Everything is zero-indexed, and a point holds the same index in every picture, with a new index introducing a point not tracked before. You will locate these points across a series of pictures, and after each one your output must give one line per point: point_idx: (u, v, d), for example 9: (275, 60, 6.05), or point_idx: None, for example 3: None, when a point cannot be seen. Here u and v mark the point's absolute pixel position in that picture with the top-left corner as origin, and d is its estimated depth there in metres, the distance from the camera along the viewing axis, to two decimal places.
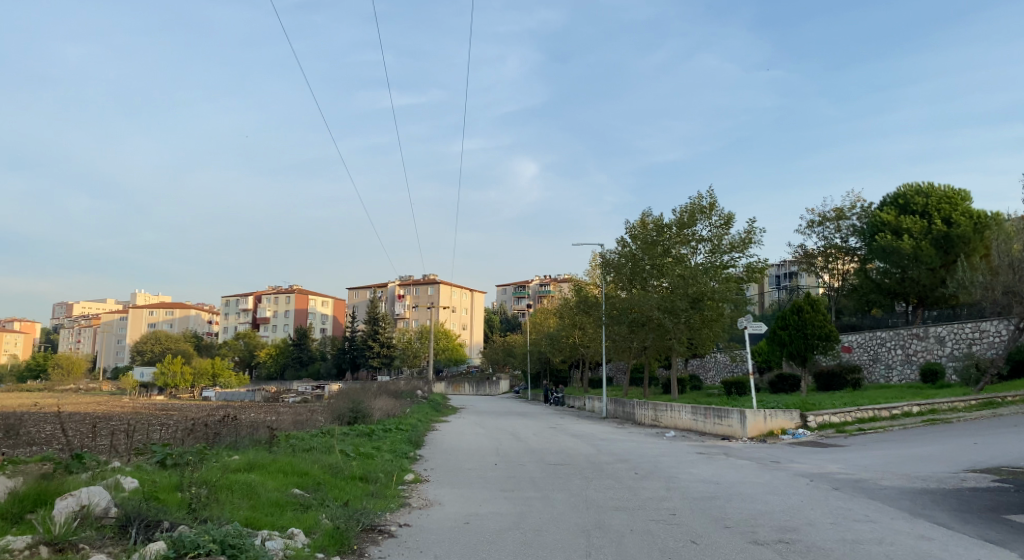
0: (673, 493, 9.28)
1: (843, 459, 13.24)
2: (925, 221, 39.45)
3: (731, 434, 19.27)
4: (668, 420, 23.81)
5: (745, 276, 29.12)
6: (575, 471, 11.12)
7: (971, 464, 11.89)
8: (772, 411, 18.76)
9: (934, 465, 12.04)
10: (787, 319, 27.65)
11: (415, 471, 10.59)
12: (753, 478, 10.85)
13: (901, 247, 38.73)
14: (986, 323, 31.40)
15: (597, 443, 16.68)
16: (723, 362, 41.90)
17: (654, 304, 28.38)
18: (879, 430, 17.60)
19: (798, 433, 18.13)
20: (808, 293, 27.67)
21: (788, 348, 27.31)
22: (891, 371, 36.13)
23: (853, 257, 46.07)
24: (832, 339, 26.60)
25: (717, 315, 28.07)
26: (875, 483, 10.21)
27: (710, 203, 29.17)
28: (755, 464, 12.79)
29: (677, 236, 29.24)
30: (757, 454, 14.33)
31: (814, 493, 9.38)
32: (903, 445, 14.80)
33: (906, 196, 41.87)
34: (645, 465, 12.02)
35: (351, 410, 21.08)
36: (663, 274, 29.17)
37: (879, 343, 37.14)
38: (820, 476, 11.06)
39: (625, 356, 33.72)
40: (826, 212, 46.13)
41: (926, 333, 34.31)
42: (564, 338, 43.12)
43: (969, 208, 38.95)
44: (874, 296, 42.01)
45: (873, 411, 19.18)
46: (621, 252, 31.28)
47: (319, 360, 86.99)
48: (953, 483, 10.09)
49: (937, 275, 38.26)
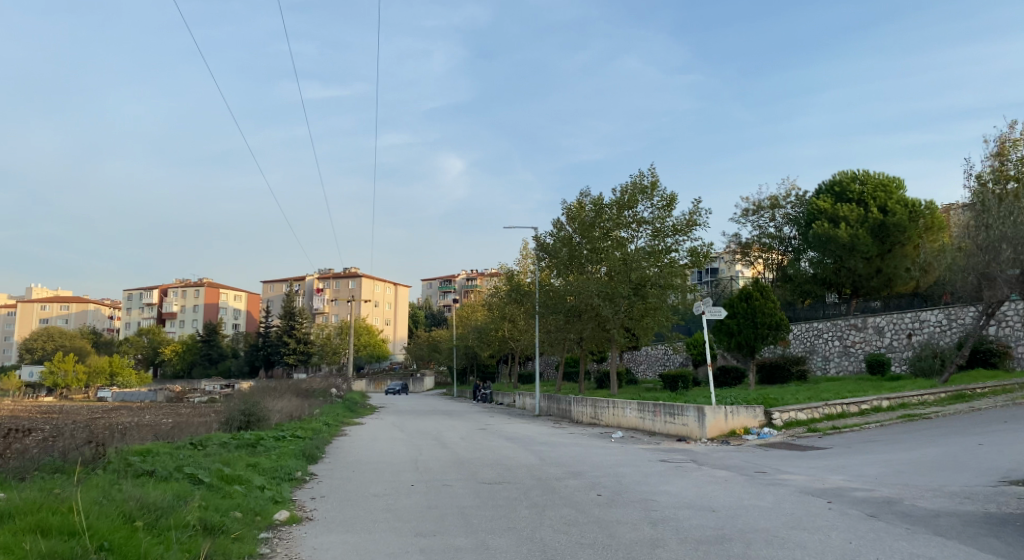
0: (665, 533, 6.46)
1: (839, 468, 10.81)
2: (861, 209, 38.59)
3: (687, 435, 16.81)
4: (610, 418, 21.24)
5: (690, 261, 26.79)
6: (519, 497, 8.18)
7: (1005, 475, 9.56)
8: (734, 408, 16.38)
9: (959, 476, 9.68)
10: (733, 307, 25.58)
11: (294, 505, 7.41)
12: (752, 502, 8.15)
13: (839, 236, 37.63)
14: (926, 312, 30.20)
15: (537, 449, 13.85)
16: (658, 355, 40.30)
17: (592, 291, 25.82)
18: (855, 429, 15.48)
19: (764, 433, 15.80)
20: (755, 279, 25.74)
21: (734, 338, 25.25)
22: (829, 363, 34.88)
23: (786, 246, 44.96)
24: (781, 328, 24.78)
25: (661, 305, 25.83)
26: (918, 507, 7.65)
27: (652, 182, 26.72)
28: (739, 477, 10.21)
29: (617, 218, 26.63)
30: (733, 462, 11.80)
31: (853, 526, 6.76)
32: (896, 448, 12.62)
33: (842, 184, 41.03)
34: (605, 483, 9.17)
35: (243, 413, 17.57)
36: (602, 260, 26.63)
37: (816, 334, 35.92)
38: (835, 495, 8.47)
39: (558, 349, 31.07)
40: (761, 201, 45.22)
41: (864, 324, 33.09)
42: (493, 331, 40.28)
43: (903, 196, 38.41)
44: (808, 287, 40.81)
45: (841, 407, 17.17)
46: (555, 236, 28.46)
47: (230, 358, 81.23)
48: (1017, 507, 7.64)
49: (872, 265, 37.44)
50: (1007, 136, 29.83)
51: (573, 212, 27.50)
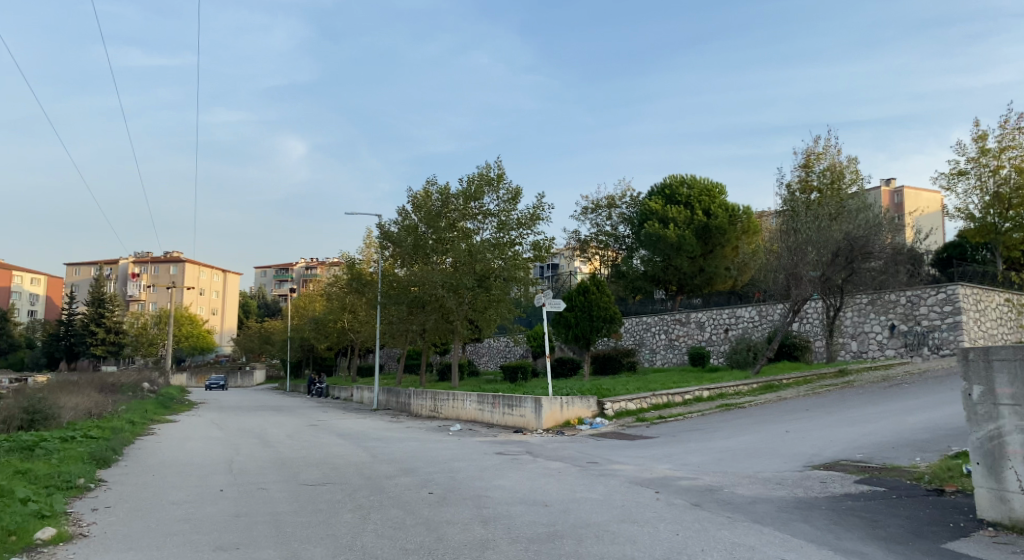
0: (496, 532, 6.12)
1: (665, 457, 11.12)
2: (688, 211, 41.10)
3: (523, 426, 16.81)
4: (448, 410, 20.91)
5: (533, 255, 26.95)
6: (343, 498, 7.54)
7: (810, 460, 10.25)
8: (569, 399, 16.59)
9: (771, 462, 10.26)
10: (570, 300, 26.21)
11: (66, 520, 6.28)
12: (584, 494, 8.06)
13: (668, 236, 39.85)
14: (741, 309, 32.64)
15: (369, 445, 13.17)
16: (498, 347, 40.71)
17: (435, 282, 25.34)
18: (679, 418, 16.22)
19: (597, 423, 16.13)
20: (592, 273, 26.49)
21: (571, 330, 25.80)
22: (656, 356, 36.86)
23: (621, 244, 46.93)
24: (615, 321, 25.65)
25: (503, 297, 25.83)
26: (738, 495, 7.90)
27: (498, 174, 26.59)
28: (572, 469, 10.18)
29: (462, 209, 26.28)
30: (566, 454, 11.83)
31: (680, 517, 6.80)
32: (716, 436, 13.28)
33: (672, 187, 43.34)
34: (437, 481, 8.72)
35: (27, 412, 15.33)
36: (447, 251, 26.17)
37: (645, 328, 37.83)
38: (662, 485, 8.60)
39: (399, 341, 30.31)
40: (599, 200, 46.91)
41: (688, 319, 35.21)
42: (330, 322, 38.67)
43: (724, 202, 41.41)
44: (640, 283, 42.86)
45: (667, 397, 17.98)
46: (400, 224, 27.61)
47: (24, 348, 72.25)
48: (821, 490, 8.13)
49: (696, 264, 40.09)
50: (812, 152, 32.98)
51: (417, 200, 26.82)
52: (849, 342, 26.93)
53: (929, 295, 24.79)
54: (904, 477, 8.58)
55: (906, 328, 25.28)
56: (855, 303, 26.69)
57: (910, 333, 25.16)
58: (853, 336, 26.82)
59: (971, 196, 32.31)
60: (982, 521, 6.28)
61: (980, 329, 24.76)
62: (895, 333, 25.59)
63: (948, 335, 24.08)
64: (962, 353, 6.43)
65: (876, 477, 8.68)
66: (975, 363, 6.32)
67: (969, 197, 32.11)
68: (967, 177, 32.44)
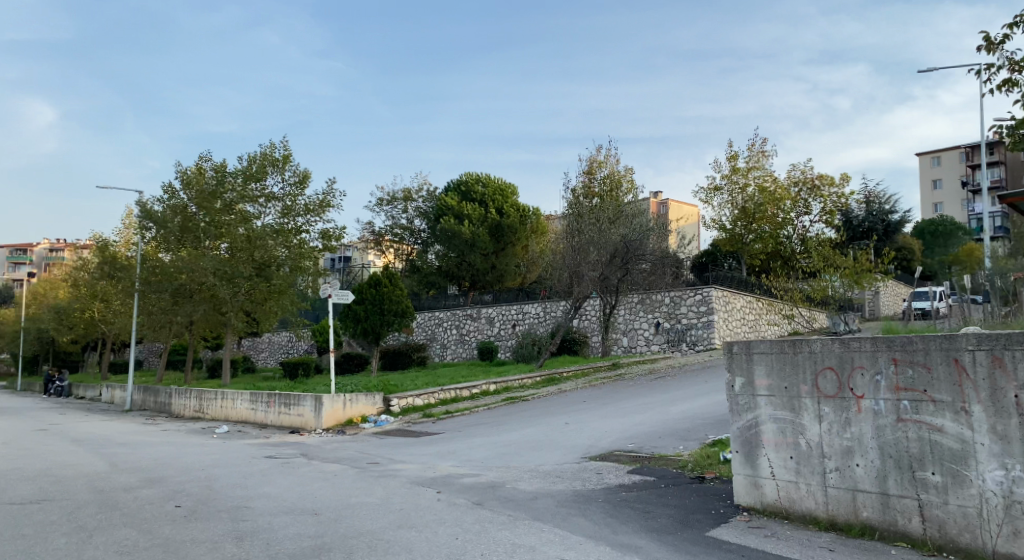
0: (251, 550, 5.37)
1: (448, 453, 10.84)
2: (483, 209, 41.70)
3: (301, 425, 15.72)
4: (217, 410, 19.09)
5: (320, 244, 25.64)
6: (63, 519, 6.28)
7: (587, 451, 10.52)
8: (352, 396, 15.80)
9: (551, 455, 10.37)
10: (361, 293, 25.16)
11: None
12: (359, 498, 7.47)
13: (462, 232, 40.18)
14: (529, 305, 33.66)
15: (113, 452, 11.46)
16: (280, 342, 38.51)
17: (206, 269, 22.99)
18: (465, 412, 16.12)
19: (381, 420, 15.55)
20: (384, 266, 25.70)
21: (360, 324, 24.80)
22: (446, 351, 36.97)
23: (416, 238, 46.45)
24: (406, 316, 25.12)
25: (285, 289, 24.31)
26: (519, 491, 7.77)
27: (283, 155, 25.06)
28: (350, 471, 9.52)
29: (242, 191, 24.25)
30: (345, 454, 11.12)
31: (460, 518, 6.47)
32: (500, 431, 13.31)
33: (466, 184, 43.44)
34: (189, 492, 7.63)
35: None
36: (223, 235, 23.99)
37: (436, 323, 37.79)
38: (443, 484, 8.26)
39: (163, 334, 27.32)
40: (394, 192, 46.03)
41: (478, 314, 35.67)
42: (79, 312, 33.97)
43: (516, 202, 42.61)
44: (433, 278, 42.75)
45: (454, 392, 17.85)
46: (165, 202, 24.59)
47: None
48: (597, 482, 8.27)
49: (489, 261, 40.86)
50: (597, 159, 34.99)
51: (189, 177, 24.20)
52: (621, 338, 28.76)
53: (688, 295, 27.35)
54: (670, 465, 9.02)
55: (669, 325, 27.71)
56: (627, 301, 28.63)
57: (672, 330, 27.59)
58: (625, 332, 28.71)
59: (724, 209, 36.25)
60: (738, 506, 6.63)
61: (729, 327, 27.77)
62: (661, 330, 27.86)
63: (703, 332, 26.77)
64: (727, 346, 6.74)
65: (646, 467, 9.04)
66: (737, 356, 6.64)
67: (723, 210, 35.96)
68: (722, 193, 36.27)
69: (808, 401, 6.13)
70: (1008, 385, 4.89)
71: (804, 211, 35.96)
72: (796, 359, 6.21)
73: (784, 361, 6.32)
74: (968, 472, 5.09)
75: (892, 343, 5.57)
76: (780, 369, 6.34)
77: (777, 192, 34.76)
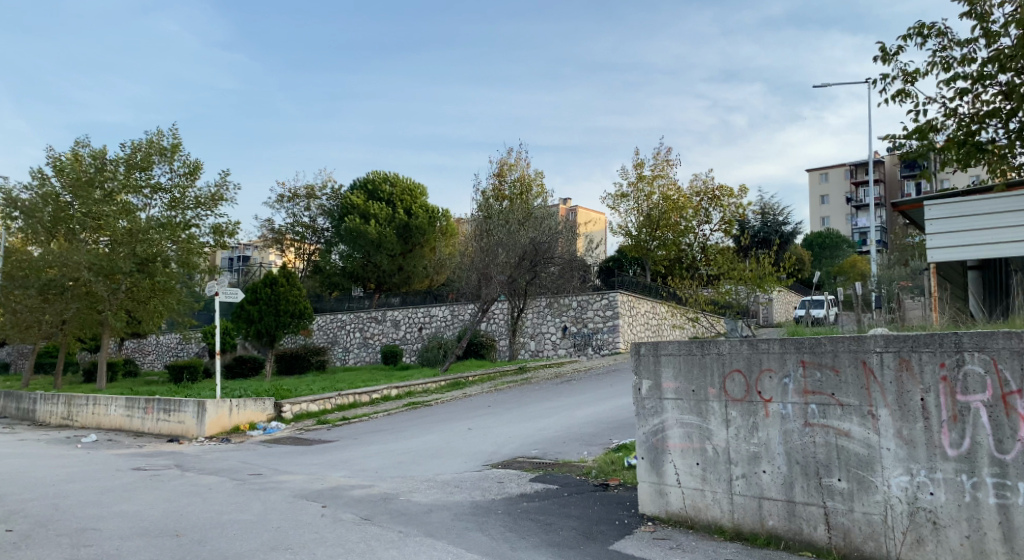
0: None
1: (341, 463, 10.12)
2: (390, 209, 40.67)
3: (181, 433, 14.52)
4: (87, 417, 17.46)
5: (212, 240, 24.12)
6: None
7: (489, 459, 10.05)
8: (239, 401, 14.73)
9: (451, 463, 9.83)
10: (255, 292, 23.76)
11: None
12: (232, 515, 6.70)
13: (368, 232, 39.08)
14: (435, 308, 32.97)
15: None
16: (168, 344, 36.19)
17: (81, 263, 21.08)
18: (363, 418, 15.34)
19: (271, 427, 14.56)
20: (282, 265, 24.49)
21: (253, 326, 23.38)
22: (349, 354, 35.74)
23: (319, 237, 44.77)
24: (304, 317, 24.01)
25: (171, 285, 22.89)
26: (413, 503, 7.21)
27: (171, 144, 23.57)
28: (228, 483, 8.67)
29: (125, 181, 22.52)
30: (226, 464, 10.21)
31: (344, 536, 5.85)
32: (398, 437, 12.66)
33: (374, 182, 42.09)
34: (29, 512, 6.63)
35: None
36: (101, 227, 22.10)
37: (339, 326, 36.49)
38: (329, 497, 7.58)
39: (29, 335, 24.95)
40: (296, 189, 44.23)
41: (383, 317, 34.64)
42: None
43: (425, 203, 41.84)
44: (336, 279, 41.32)
45: (353, 396, 17.02)
46: (34, 189, 22.41)
47: None
48: (498, 492, 7.80)
49: (395, 262, 39.90)
50: (506, 161, 34.77)
51: (63, 163, 22.15)
52: (529, 342, 28.51)
53: (595, 300, 27.50)
54: (574, 472, 8.66)
55: (576, 329, 27.74)
56: (535, 305, 28.41)
57: (578, 334, 27.63)
58: (532, 336, 28.47)
59: (630, 216, 36.77)
60: (643, 515, 6.33)
61: (633, 331, 28.09)
62: (567, 334, 27.83)
63: (608, 336, 27.02)
64: (634, 347, 6.44)
65: (549, 474, 8.66)
66: (644, 358, 6.36)
67: (629, 217, 36.44)
68: (628, 199, 36.77)
69: (715, 405, 5.89)
70: (916, 388, 4.74)
71: (705, 220, 37.00)
72: (704, 361, 5.96)
73: (691, 363, 6.06)
74: (874, 478, 4.93)
75: (800, 345, 5.38)
76: (688, 371, 6.08)
77: (680, 200, 35.64)
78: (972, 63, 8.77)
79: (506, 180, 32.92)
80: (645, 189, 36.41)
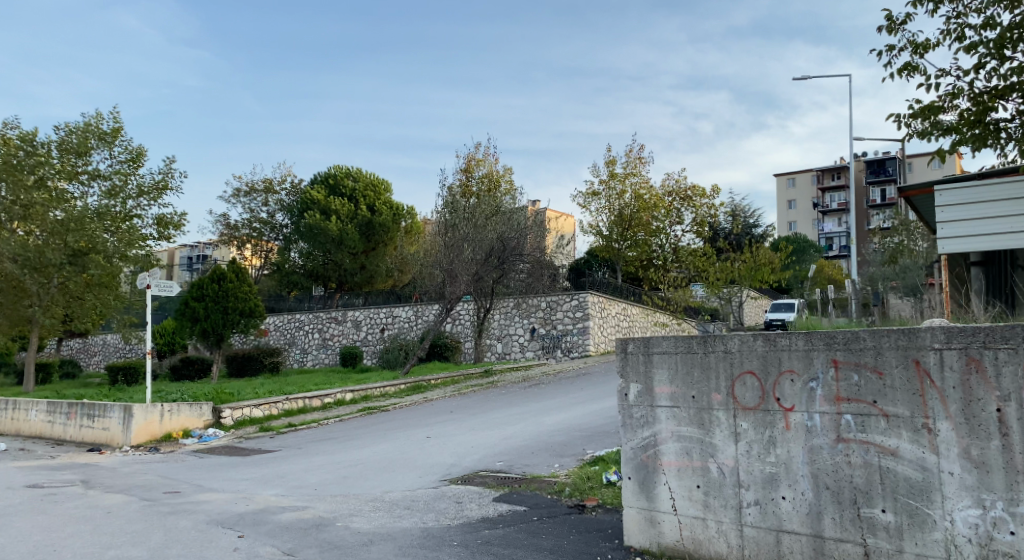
0: None
1: (276, 478, 8.83)
2: (352, 205, 39.18)
3: (105, 442, 13.03)
4: (5, 423, 15.83)
5: (155, 232, 22.57)
6: None
7: (448, 473, 8.84)
8: (171, 406, 13.29)
9: (403, 478, 8.60)
10: (200, 288, 22.17)
11: None
12: (119, 551, 5.40)
13: (329, 229, 37.64)
14: (399, 308, 31.57)
15: None
16: (113, 345, 34.23)
17: (4, 254, 19.58)
18: (311, 424, 14.00)
19: (207, 435, 13.17)
20: (231, 259, 22.93)
21: (200, 324, 21.84)
22: (306, 356, 34.17)
23: (276, 234, 42.99)
24: (255, 315, 22.47)
25: (105, 278, 21.47)
26: (351, 532, 5.98)
27: (112, 128, 21.99)
28: (134, 504, 7.34)
29: (62, 166, 20.79)
30: (140, 480, 8.83)
31: None
32: (347, 447, 11.37)
33: (335, 177, 40.48)
34: None
35: None
36: (32, 217, 20.49)
37: (296, 327, 34.88)
38: (251, 523, 6.30)
39: None
40: (254, 183, 42.34)
41: (343, 317, 33.14)
42: None
43: (389, 199, 40.45)
44: (296, 278, 39.65)
45: (303, 401, 15.66)
46: None
47: None
48: (454, 515, 6.60)
49: (357, 261, 38.47)
50: (473, 157, 33.58)
51: None
52: (495, 344, 27.36)
53: (565, 301, 26.47)
54: (544, 490, 7.49)
55: (544, 331, 26.67)
56: (503, 305, 27.25)
57: (547, 336, 26.59)
58: (499, 338, 27.31)
59: (601, 215, 35.80)
60: (629, 548, 5.22)
61: (603, 334, 27.13)
62: (535, 336, 26.74)
63: (578, 338, 26.01)
64: (621, 345, 5.37)
65: (516, 492, 7.48)
66: (633, 358, 5.27)
67: (599, 216, 35.49)
68: (599, 198, 35.81)
69: (720, 415, 4.80)
70: (988, 396, 3.68)
71: (676, 221, 36.22)
72: (707, 361, 4.87)
73: (691, 364, 4.97)
74: (931, 511, 3.85)
75: (831, 341, 4.30)
76: (686, 374, 4.99)
77: (652, 199, 34.86)
78: (992, 29, 7.79)
79: (474, 176, 31.76)
80: (617, 188, 35.47)
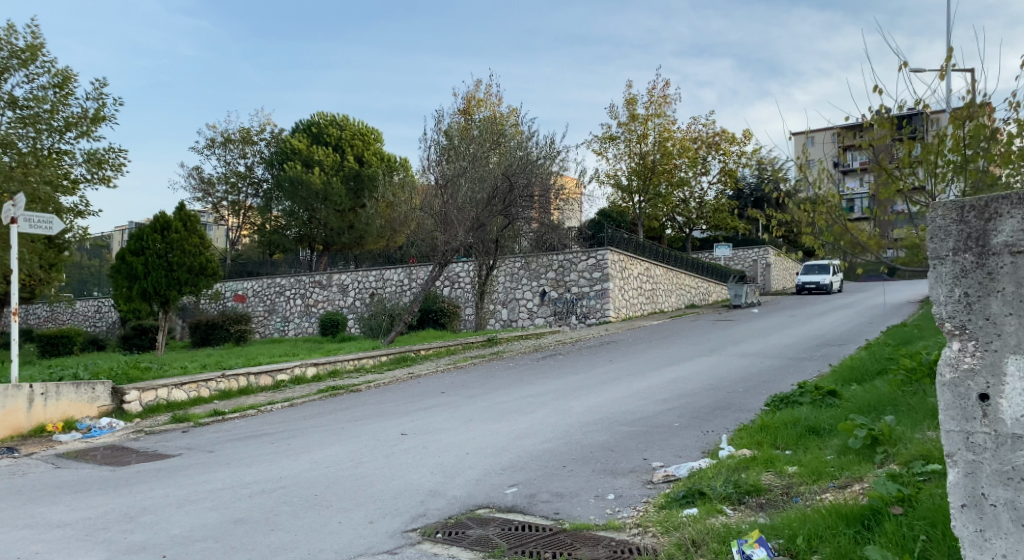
0: None
1: (114, 525, 4.94)
2: (337, 155, 35.29)
3: None
4: None
5: (86, 170, 18.52)
6: None
7: (421, 513, 4.99)
8: (46, 389, 9.40)
9: (337, 526, 4.75)
10: (140, 240, 18.31)
11: None
12: None
13: (311, 181, 33.71)
14: (389, 270, 27.63)
15: None
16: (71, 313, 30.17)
17: None
18: (251, 411, 10.22)
19: (98, 429, 9.36)
20: (180, 206, 19.05)
21: (141, 283, 17.99)
22: (288, 325, 30.30)
23: (254, 190, 38.78)
24: (208, 273, 18.58)
25: None
26: None
27: (28, 44, 17.98)
28: None
29: None
30: None
31: None
32: (277, 452, 7.52)
33: (319, 125, 36.19)
34: None
35: None
36: None
37: (277, 292, 30.95)
38: None
39: None
40: (230, 132, 38.02)
41: (329, 281, 29.21)
42: None
43: (379, 150, 36.60)
44: (277, 239, 35.64)
45: (246, 380, 11.85)
46: None
47: None
48: None
49: (345, 219, 34.77)
50: (472, 99, 29.43)
51: None
52: (499, 309, 23.53)
53: (580, 259, 22.55)
54: None
55: (556, 294, 22.77)
56: (508, 265, 23.33)
57: (559, 300, 22.73)
58: (504, 303, 23.47)
59: (620, 161, 31.45)
60: None
61: (624, 297, 23.27)
62: (545, 300, 22.90)
63: (595, 302, 22.22)
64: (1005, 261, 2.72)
65: None
66: None
67: (617, 164, 31.19)
68: (617, 143, 31.48)
69: None
70: None
71: (701, 172, 32.37)
72: None
73: None
74: None
75: None
76: None
77: (676, 145, 30.55)
78: None
79: (473, 117, 27.45)
80: (637, 131, 30.89)
